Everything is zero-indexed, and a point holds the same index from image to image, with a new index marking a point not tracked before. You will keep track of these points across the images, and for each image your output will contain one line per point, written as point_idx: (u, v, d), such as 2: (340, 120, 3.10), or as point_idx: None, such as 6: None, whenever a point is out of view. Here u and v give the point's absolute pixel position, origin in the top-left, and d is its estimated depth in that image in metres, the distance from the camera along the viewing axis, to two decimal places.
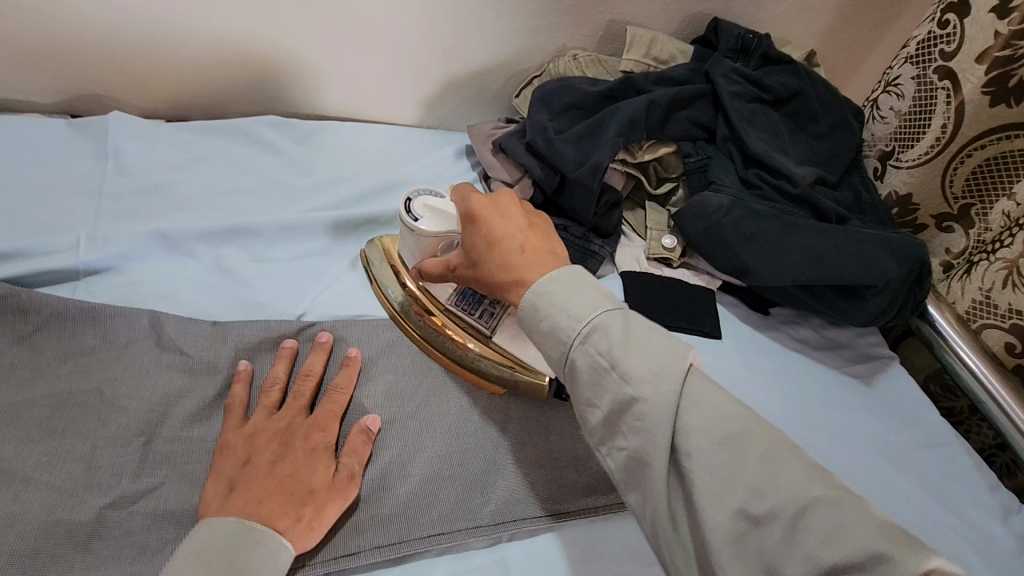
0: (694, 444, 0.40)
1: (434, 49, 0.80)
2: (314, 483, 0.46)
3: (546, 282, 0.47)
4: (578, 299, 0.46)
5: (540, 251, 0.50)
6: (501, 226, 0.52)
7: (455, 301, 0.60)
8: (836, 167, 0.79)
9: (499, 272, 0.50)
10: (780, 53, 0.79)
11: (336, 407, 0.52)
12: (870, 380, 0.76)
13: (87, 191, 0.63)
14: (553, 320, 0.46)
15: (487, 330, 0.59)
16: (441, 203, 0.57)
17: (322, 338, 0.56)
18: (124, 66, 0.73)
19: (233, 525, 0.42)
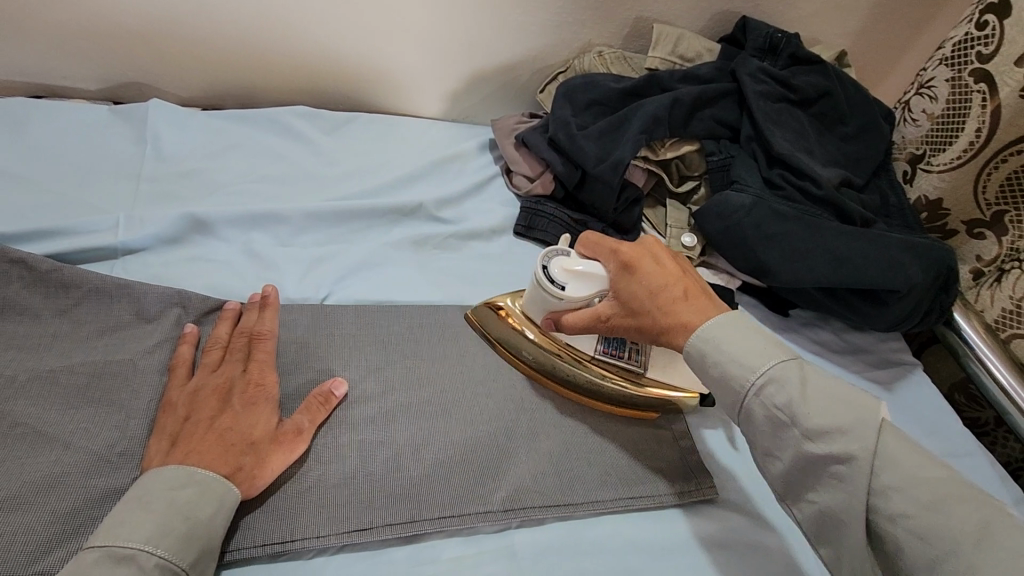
0: (897, 508, 0.42)
1: (461, 44, 0.81)
2: (254, 436, 0.48)
3: (711, 325, 0.50)
4: (747, 347, 0.48)
5: (697, 294, 0.53)
6: (658, 276, 0.53)
7: (603, 347, 0.61)
8: (863, 170, 0.78)
9: (664, 317, 0.52)
10: (809, 52, 0.78)
11: (271, 359, 0.53)
12: (890, 386, 0.75)
13: (128, 174, 0.66)
14: (724, 367, 0.49)
15: (639, 365, 0.61)
16: (579, 265, 0.57)
17: (268, 294, 0.58)
18: (165, 54, 0.75)
19: (177, 473, 0.44)
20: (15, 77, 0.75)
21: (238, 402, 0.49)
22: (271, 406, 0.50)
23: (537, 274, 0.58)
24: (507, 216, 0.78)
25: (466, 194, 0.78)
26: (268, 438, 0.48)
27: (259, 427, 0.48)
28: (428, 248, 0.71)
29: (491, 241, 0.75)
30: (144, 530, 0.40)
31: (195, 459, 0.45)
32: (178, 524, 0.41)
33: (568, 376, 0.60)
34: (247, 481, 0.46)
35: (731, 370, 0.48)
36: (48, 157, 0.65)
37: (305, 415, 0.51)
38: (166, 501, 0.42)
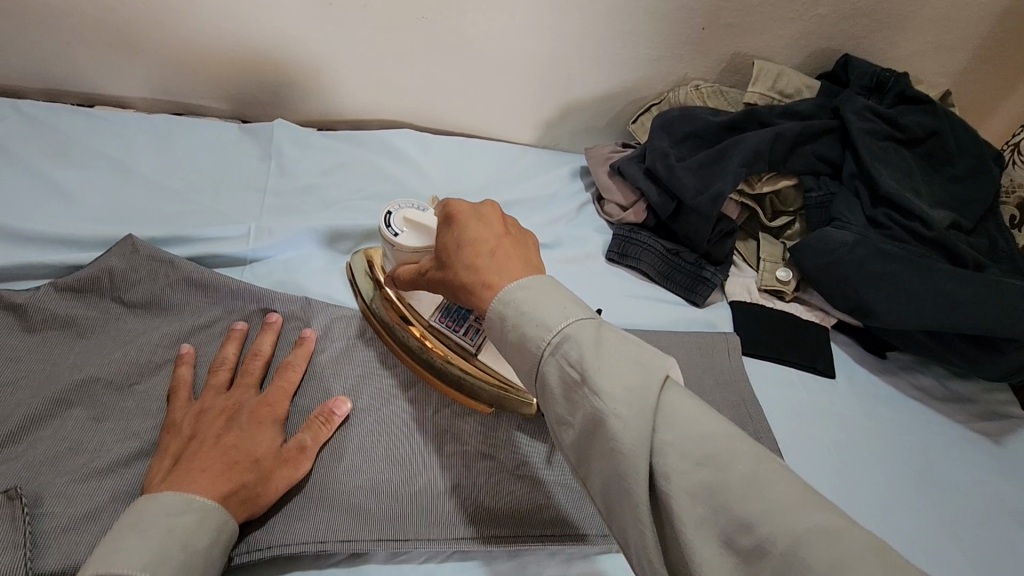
0: (675, 467, 0.35)
1: (558, 76, 0.85)
2: (258, 452, 0.47)
3: (515, 289, 0.42)
4: (555, 306, 0.40)
5: (513, 259, 0.44)
6: (475, 229, 0.46)
7: (441, 316, 0.57)
8: (975, 213, 0.75)
9: (467, 272, 0.44)
10: (917, 91, 0.77)
11: (288, 386, 0.54)
12: (999, 439, 0.71)
13: (254, 187, 0.71)
14: (524, 330, 0.40)
15: (472, 346, 0.56)
16: (422, 218, 0.54)
17: (271, 319, 0.57)
18: (288, 77, 0.82)
19: (179, 497, 0.42)
20: (156, 96, 0.83)
21: (244, 420, 0.49)
22: (277, 426, 0.50)
23: (381, 212, 0.55)
24: (600, 243, 0.79)
25: (558, 224, 0.80)
26: (271, 456, 0.48)
27: (261, 445, 0.48)
28: None
29: (582, 266, 0.76)
30: (139, 556, 0.38)
31: (195, 478, 0.44)
32: (174, 543, 0.40)
33: (407, 347, 0.58)
34: (245, 504, 0.45)
35: (533, 330, 0.40)
36: (186, 167, 0.71)
37: (308, 432, 0.51)
38: (164, 526, 0.40)
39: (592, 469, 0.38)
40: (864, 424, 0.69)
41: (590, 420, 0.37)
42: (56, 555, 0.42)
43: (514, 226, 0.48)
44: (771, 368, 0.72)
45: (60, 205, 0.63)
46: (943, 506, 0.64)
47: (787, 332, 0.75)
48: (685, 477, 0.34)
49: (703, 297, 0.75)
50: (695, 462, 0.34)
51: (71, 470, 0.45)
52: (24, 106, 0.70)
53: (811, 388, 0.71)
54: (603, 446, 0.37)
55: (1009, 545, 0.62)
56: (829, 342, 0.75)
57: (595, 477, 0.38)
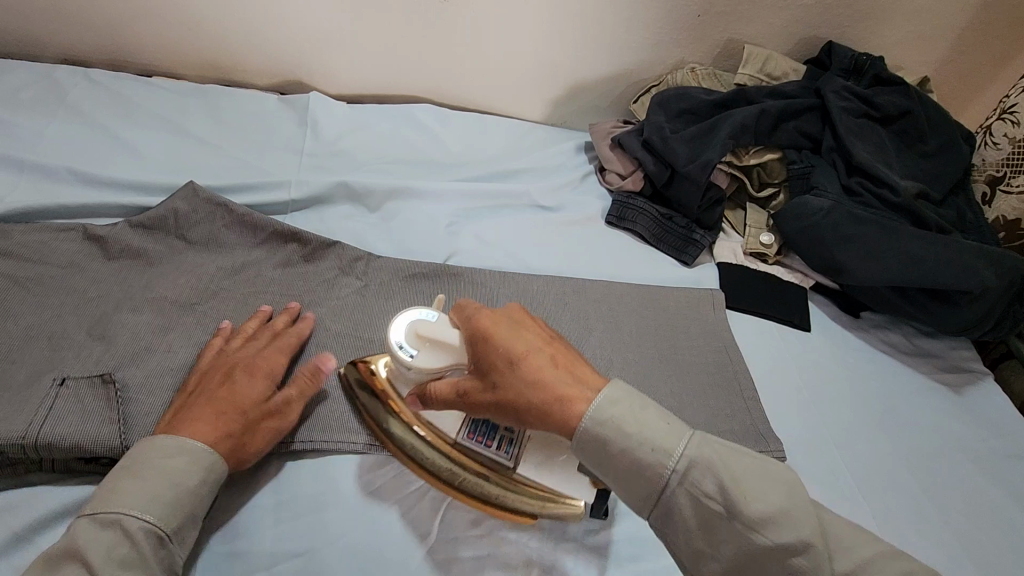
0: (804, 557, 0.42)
1: (567, 58, 0.93)
2: (247, 405, 0.51)
3: (611, 410, 0.45)
4: (653, 430, 0.45)
5: (566, 372, 0.48)
6: (519, 343, 0.49)
7: (468, 432, 0.54)
8: (941, 185, 0.83)
9: (534, 389, 0.47)
10: (892, 74, 0.85)
11: (283, 346, 0.57)
12: (959, 390, 0.78)
13: (293, 150, 0.80)
14: (636, 458, 0.44)
15: (508, 460, 0.53)
16: (437, 332, 0.53)
17: (291, 305, 0.61)
18: (324, 55, 0.90)
19: (175, 443, 0.47)
20: (205, 70, 0.92)
21: (238, 378, 0.53)
22: (268, 380, 0.54)
23: (388, 336, 0.55)
24: (600, 208, 0.87)
25: (563, 191, 0.88)
26: (258, 410, 0.52)
27: (248, 397, 0.52)
28: (531, 229, 0.82)
29: (584, 227, 0.84)
30: (136, 498, 0.44)
31: (189, 429, 0.49)
32: (167, 490, 0.45)
33: (415, 450, 0.54)
34: (232, 454, 0.50)
35: (647, 460, 0.44)
36: (233, 131, 0.80)
37: (293, 390, 0.55)
38: (159, 472, 0.46)
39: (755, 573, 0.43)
40: (835, 372, 0.76)
41: (745, 543, 0.42)
42: (141, 430, 0.50)
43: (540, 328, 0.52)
44: (751, 321, 0.79)
45: (127, 158, 0.72)
46: (903, 443, 0.71)
47: (768, 291, 0.82)
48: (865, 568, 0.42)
49: (692, 257, 0.83)
50: (861, 558, 0.42)
51: (148, 366, 0.54)
52: (94, 74, 0.80)
53: (787, 339, 0.78)
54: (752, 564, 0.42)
55: (960, 478, 0.69)
56: (807, 300, 0.83)
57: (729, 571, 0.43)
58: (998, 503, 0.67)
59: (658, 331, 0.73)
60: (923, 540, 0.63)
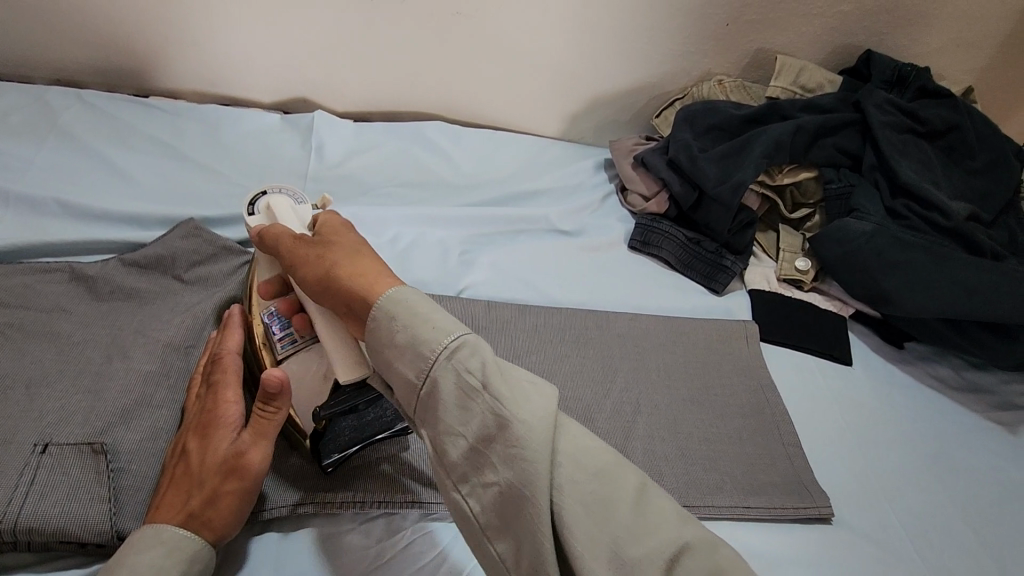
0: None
1: (584, 71, 0.88)
2: (204, 472, 0.46)
3: (404, 292, 0.46)
4: (442, 316, 0.45)
5: (373, 259, 0.50)
6: (347, 234, 0.52)
7: (270, 313, 0.55)
8: (992, 205, 0.77)
9: (347, 258, 0.49)
10: (938, 85, 0.78)
11: (230, 379, 0.50)
12: (1016, 429, 0.72)
13: (295, 173, 0.75)
14: (414, 331, 0.44)
15: (281, 355, 0.53)
16: (282, 208, 0.56)
17: (232, 313, 0.55)
18: (329, 72, 0.86)
19: (147, 531, 0.43)
20: (204, 88, 0.88)
21: (195, 438, 0.48)
22: (230, 430, 0.48)
23: (251, 198, 0.58)
24: (623, 232, 0.82)
25: (583, 213, 0.83)
26: (220, 470, 0.46)
27: (207, 459, 0.46)
28: (548, 256, 0.76)
29: (606, 253, 0.79)
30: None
31: (160, 512, 0.44)
32: None
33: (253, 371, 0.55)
34: (204, 524, 0.44)
35: (425, 333, 0.44)
36: (232, 153, 0.75)
37: (247, 436, 0.47)
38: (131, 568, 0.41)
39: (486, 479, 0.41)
40: (881, 410, 0.70)
41: (488, 423, 0.41)
42: (133, 506, 0.46)
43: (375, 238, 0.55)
44: (788, 355, 0.74)
45: (119, 187, 0.68)
46: (958, 490, 0.65)
47: (804, 321, 0.76)
48: (579, 488, 0.40)
49: (722, 284, 0.77)
50: (590, 476, 0.40)
51: (142, 428, 0.49)
52: (87, 96, 0.76)
53: (827, 374, 0.72)
54: None
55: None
56: (847, 331, 0.77)
57: (492, 484, 0.41)
58: None
59: (687, 369, 0.68)
60: None
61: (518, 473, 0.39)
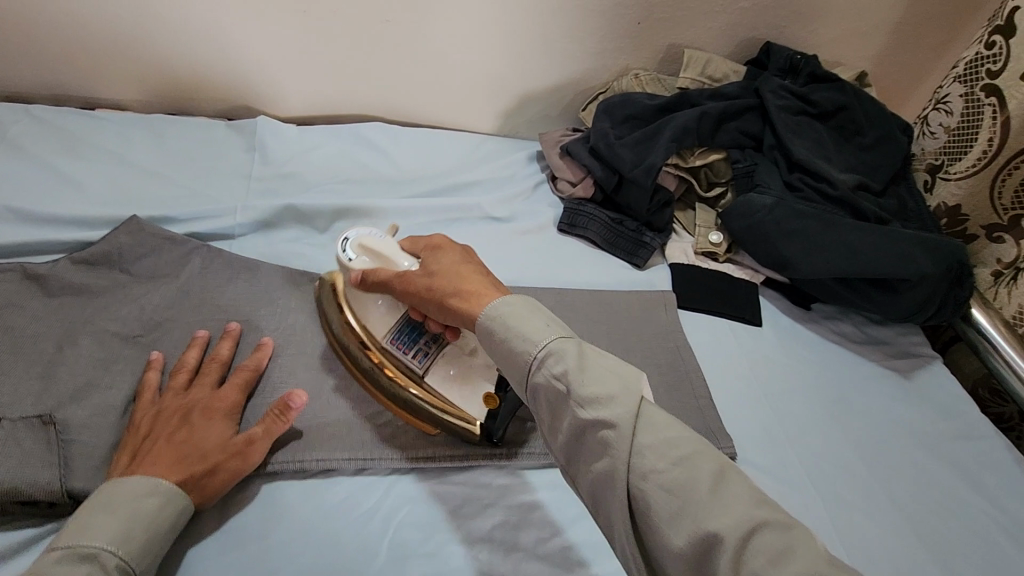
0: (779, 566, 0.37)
1: (513, 71, 0.94)
2: (207, 447, 0.52)
3: (507, 304, 0.51)
4: (532, 326, 0.49)
5: (475, 278, 0.55)
6: (446, 259, 0.58)
7: (393, 337, 0.60)
8: (881, 176, 0.85)
9: (460, 284, 0.55)
10: (826, 71, 0.87)
11: (240, 382, 0.58)
12: (908, 374, 0.80)
13: (240, 174, 0.80)
14: (512, 343, 0.49)
15: (420, 369, 0.59)
16: (372, 242, 0.61)
17: (231, 327, 0.62)
18: (271, 80, 0.91)
19: (146, 483, 0.48)
20: (150, 99, 0.92)
21: (197, 416, 0.53)
22: (229, 418, 0.55)
23: (337, 242, 0.63)
24: (553, 216, 0.88)
25: (515, 201, 0.89)
26: (220, 448, 0.52)
27: (214, 438, 0.52)
28: (482, 241, 0.82)
29: (537, 236, 0.85)
30: (109, 532, 0.45)
31: (150, 470, 0.49)
32: (132, 519, 0.46)
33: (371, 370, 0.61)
34: (194, 490, 0.50)
35: (520, 346, 0.49)
36: (179, 158, 0.80)
37: (259, 427, 0.54)
38: (129, 513, 0.46)
39: (582, 470, 0.46)
40: (787, 363, 0.77)
41: (578, 423, 0.45)
42: (83, 473, 0.50)
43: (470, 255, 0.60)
44: (704, 320, 0.80)
45: (68, 193, 0.72)
46: (854, 428, 0.72)
47: (719, 289, 0.83)
48: (660, 475, 0.41)
49: (644, 259, 0.84)
50: (671, 463, 0.42)
51: (91, 405, 0.54)
52: (34, 109, 0.79)
53: (739, 334, 0.79)
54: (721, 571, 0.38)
55: (912, 460, 0.70)
56: (758, 296, 0.84)
57: (586, 474, 0.45)
58: (950, 483, 0.69)
59: (610, 335, 0.75)
60: (877, 528, 0.64)
61: (603, 460, 0.43)
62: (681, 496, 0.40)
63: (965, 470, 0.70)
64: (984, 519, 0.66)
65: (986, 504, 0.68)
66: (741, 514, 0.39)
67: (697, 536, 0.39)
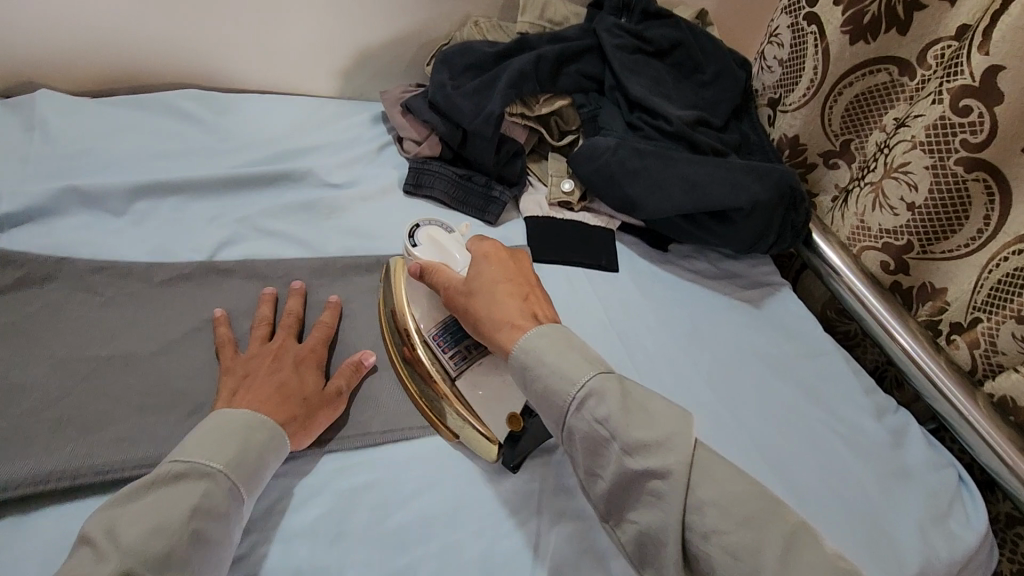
0: None
1: (341, 25, 0.86)
2: (308, 391, 0.55)
3: (534, 339, 0.54)
4: (569, 364, 0.52)
5: (512, 310, 0.57)
6: (500, 275, 0.60)
7: (434, 333, 0.61)
8: (721, 110, 0.86)
9: (498, 304, 0.57)
10: (658, 7, 0.85)
11: (322, 336, 0.61)
12: (759, 303, 0.82)
13: (14, 159, 0.69)
14: (547, 382, 0.52)
15: (454, 371, 0.60)
16: (442, 236, 0.65)
17: (296, 286, 0.64)
18: (50, 47, 0.78)
19: (250, 417, 0.50)
20: None
21: (288, 362, 0.56)
22: (319, 369, 0.58)
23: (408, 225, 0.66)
24: (398, 178, 0.83)
25: (356, 166, 0.83)
26: (316, 396, 0.55)
27: (312, 388, 0.55)
28: (320, 212, 0.76)
29: (381, 201, 0.80)
30: (227, 454, 0.47)
31: (255, 404, 0.51)
32: (240, 446, 0.48)
33: (415, 373, 0.62)
34: (298, 432, 0.53)
35: (554, 383, 0.52)
36: None
37: (343, 380, 0.58)
38: (240, 436, 0.48)
39: (626, 518, 0.49)
40: (644, 305, 0.77)
41: (624, 472, 0.48)
42: None
43: (517, 272, 0.61)
44: (560, 271, 0.78)
45: None
46: (707, 361, 0.73)
47: (575, 238, 0.82)
48: (723, 536, 0.45)
49: (495, 214, 0.80)
50: (737, 523, 0.46)
51: None
52: None
53: (596, 281, 0.78)
54: None
55: (760, 384, 0.71)
56: (614, 242, 0.83)
57: (632, 523, 0.48)
58: (795, 402, 0.70)
59: None
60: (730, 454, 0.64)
61: (657, 516, 0.47)
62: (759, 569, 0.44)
63: (809, 388, 0.73)
64: (827, 432, 0.69)
65: (827, 417, 0.70)
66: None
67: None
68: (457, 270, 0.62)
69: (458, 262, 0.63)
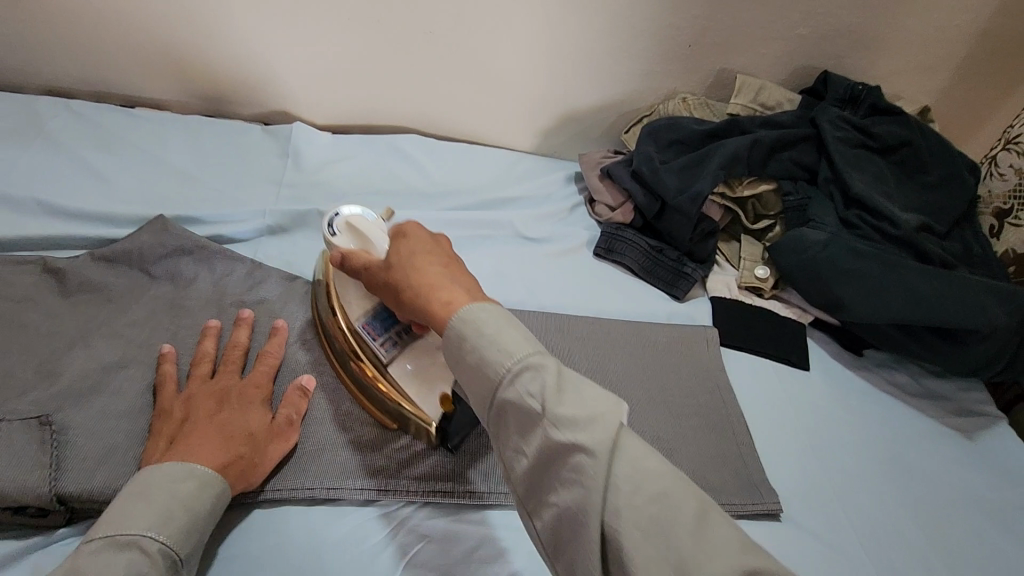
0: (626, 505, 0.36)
1: (553, 89, 0.91)
2: (253, 427, 0.52)
3: (475, 311, 0.43)
4: (506, 337, 0.41)
5: (438, 274, 0.47)
6: (420, 247, 0.50)
7: (365, 323, 0.58)
8: (946, 218, 0.79)
9: (419, 276, 0.47)
10: (889, 104, 0.82)
11: (268, 368, 0.58)
12: (971, 435, 0.73)
13: (270, 180, 0.79)
14: (482, 354, 0.41)
15: (386, 358, 0.57)
16: (359, 221, 0.57)
17: (244, 314, 0.60)
18: (309, 87, 0.90)
19: (177, 470, 0.47)
20: (189, 99, 0.92)
21: (234, 401, 0.54)
22: (258, 404, 0.55)
23: (325, 215, 0.59)
24: (588, 239, 0.84)
25: (551, 222, 0.86)
26: (265, 430, 0.53)
27: (260, 422, 0.53)
28: (515, 262, 0.79)
29: (572, 259, 0.82)
30: (146, 519, 0.44)
31: (195, 455, 0.48)
32: (168, 504, 0.45)
33: (347, 365, 0.59)
34: (248, 473, 0.50)
35: (482, 361, 0.41)
36: (210, 159, 0.79)
37: (284, 410, 0.56)
38: (168, 491, 0.45)
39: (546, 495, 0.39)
40: (840, 414, 0.71)
41: (548, 446, 0.38)
42: (74, 479, 0.48)
43: (441, 245, 0.51)
44: (744, 358, 0.75)
45: (96, 188, 0.72)
46: (912, 490, 0.66)
47: (764, 327, 0.78)
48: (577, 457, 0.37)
49: (684, 291, 0.79)
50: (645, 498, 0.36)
51: (92, 409, 0.52)
52: (75, 105, 0.80)
53: (785, 376, 0.74)
54: (561, 482, 0.38)
55: (970, 528, 0.64)
56: (805, 338, 0.78)
57: (552, 505, 0.38)
58: (1014, 559, 0.62)
59: (648, 372, 0.69)
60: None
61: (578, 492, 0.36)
62: (589, 456, 0.37)
63: None
64: None
65: None
66: (596, 413, 0.38)
67: (549, 446, 0.38)
68: (374, 253, 0.55)
69: (376, 246, 0.55)
